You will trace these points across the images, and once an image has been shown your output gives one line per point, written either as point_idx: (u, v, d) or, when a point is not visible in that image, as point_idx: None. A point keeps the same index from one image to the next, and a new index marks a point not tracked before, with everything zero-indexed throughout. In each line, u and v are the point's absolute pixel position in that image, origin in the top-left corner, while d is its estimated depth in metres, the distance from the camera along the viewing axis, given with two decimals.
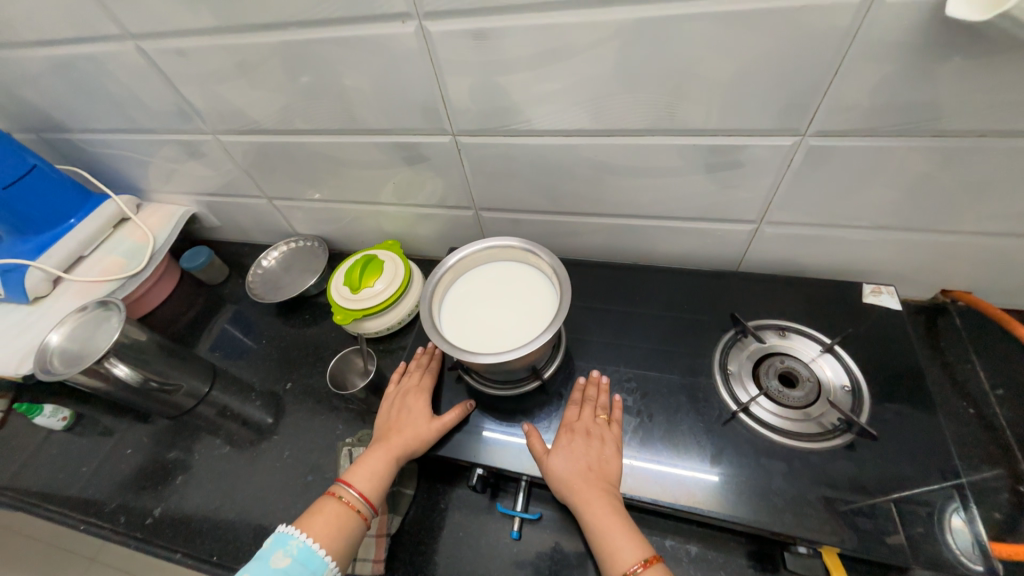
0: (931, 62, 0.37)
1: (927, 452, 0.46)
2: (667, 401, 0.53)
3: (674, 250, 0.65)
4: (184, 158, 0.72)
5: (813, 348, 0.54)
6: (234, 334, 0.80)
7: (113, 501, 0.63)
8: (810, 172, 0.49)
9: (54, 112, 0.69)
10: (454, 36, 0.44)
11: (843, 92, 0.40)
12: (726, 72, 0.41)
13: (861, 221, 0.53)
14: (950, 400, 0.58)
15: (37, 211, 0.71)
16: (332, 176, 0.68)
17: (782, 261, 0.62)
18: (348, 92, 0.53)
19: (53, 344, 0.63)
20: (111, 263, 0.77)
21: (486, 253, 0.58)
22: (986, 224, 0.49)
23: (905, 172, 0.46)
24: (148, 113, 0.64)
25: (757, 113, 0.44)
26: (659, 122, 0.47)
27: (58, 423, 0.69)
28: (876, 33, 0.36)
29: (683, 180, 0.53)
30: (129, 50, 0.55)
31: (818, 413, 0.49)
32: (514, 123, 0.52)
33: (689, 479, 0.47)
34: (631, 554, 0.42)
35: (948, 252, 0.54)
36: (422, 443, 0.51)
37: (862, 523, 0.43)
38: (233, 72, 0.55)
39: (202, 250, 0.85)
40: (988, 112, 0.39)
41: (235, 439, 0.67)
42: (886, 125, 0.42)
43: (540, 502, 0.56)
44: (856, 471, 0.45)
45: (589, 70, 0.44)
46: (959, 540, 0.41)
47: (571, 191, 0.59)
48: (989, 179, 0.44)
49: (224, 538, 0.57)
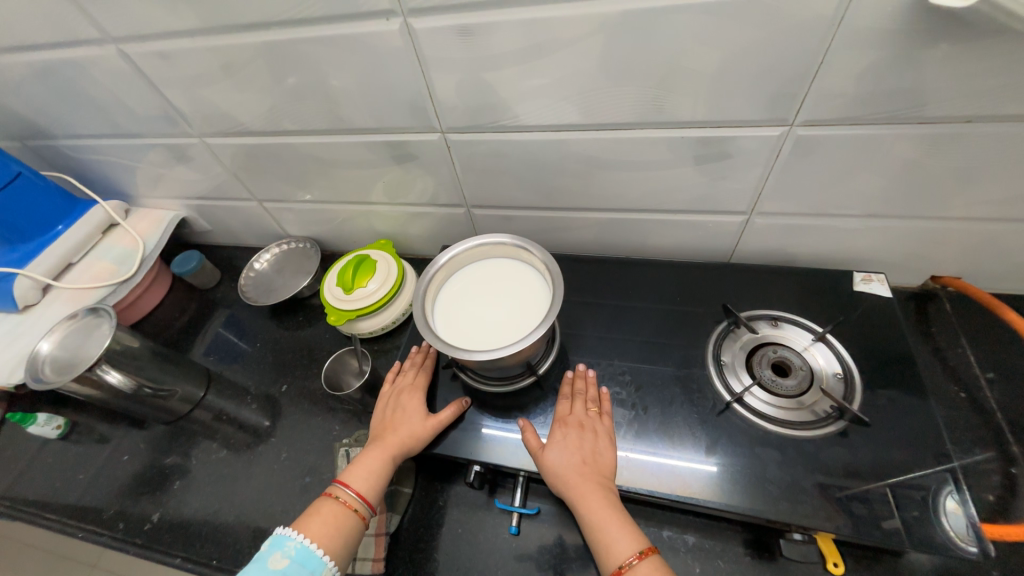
0: (916, 50, 0.37)
1: (919, 437, 0.46)
2: (661, 393, 0.53)
3: (666, 243, 0.65)
4: (172, 162, 0.72)
5: (806, 337, 0.55)
6: (229, 338, 0.79)
7: (111, 507, 0.63)
8: (798, 162, 0.49)
9: (37, 119, 0.68)
10: (440, 33, 0.44)
11: (829, 81, 0.40)
12: (712, 64, 0.41)
13: (851, 210, 0.53)
14: (941, 385, 0.59)
15: (24, 219, 0.70)
16: (321, 176, 0.67)
17: (774, 252, 0.62)
18: (334, 91, 0.53)
19: (43, 353, 0.62)
20: (101, 269, 0.76)
21: (478, 250, 0.58)
22: (973, 210, 0.50)
23: (892, 160, 0.46)
24: (133, 118, 0.64)
25: (744, 104, 0.44)
26: (647, 115, 0.47)
27: (53, 431, 0.69)
28: (860, 21, 0.36)
29: (673, 172, 0.53)
30: (111, 53, 0.54)
31: (811, 401, 0.50)
32: (502, 119, 0.52)
33: (684, 470, 0.47)
34: (627, 546, 0.42)
35: (938, 238, 0.55)
36: (418, 441, 0.51)
37: (857, 509, 0.43)
38: (217, 74, 0.54)
39: (193, 254, 0.84)
40: (973, 99, 0.39)
41: (232, 443, 0.67)
42: (874, 112, 0.42)
43: (538, 497, 0.56)
44: (849, 458, 0.46)
45: (577, 64, 0.44)
46: (955, 522, 0.42)
47: (561, 186, 0.59)
48: (976, 166, 0.45)
49: (223, 542, 0.57)
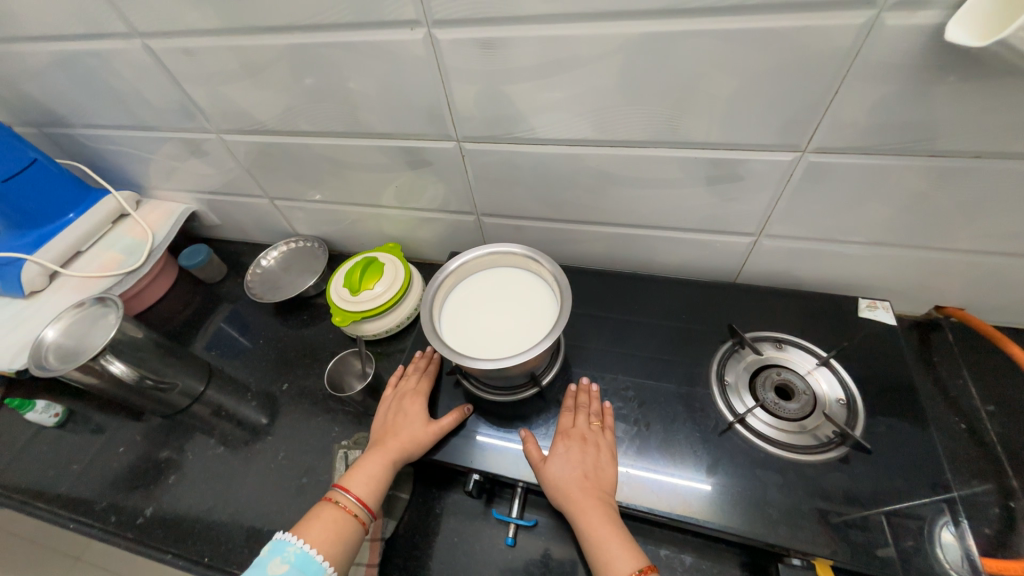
0: (931, 85, 0.37)
1: (920, 467, 0.46)
2: (663, 410, 0.53)
3: (673, 260, 0.65)
4: (186, 156, 0.72)
5: (810, 361, 0.55)
6: (231, 334, 0.79)
7: (104, 499, 0.62)
8: (808, 188, 0.49)
9: (55, 106, 0.69)
10: (462, 45, 0.44)
11: (842, 111, 0.41)
12: (730, 89, 0.42)
13: (858, 236, 0.53)
14: (941, 415, 0.59)
15: (36, 205, 0.70)
16: (334, 177, 0.68)
17: (779, 274, 0.63)
18: (353, 94, 0.53)
19: (48, 340, 0.62)
20: (109, 259, 0.76)
21: (487, 259, 0.59)
22: (979, 243, 0.50)
23: (902, 190, 0.47)
24: (151, 111, 0.65)
25: (759, 128, 0.45)
26: (661, 135, 0.48)
27: (50, 419, 0.69)
28: (876, 54, 0.37)
29: (684, 192, 0.54)
30: (135, 47, 0.55)
31: (814, 425, 0.50)
32: (517, 131, 0.52)
33: (684, 489, 0.47)
34: (627, 563, 0.41)
35: (942, 269, 0.55)
36: (419, 447, 0.51)
37: (856, 537, 0.43)
38: (238, 73, 0.55)
39: (200, 248, 0.85)
40: (984, 135, 0.40)
41: (230, 440, 0.66)
42: (886, 143, 0.43)
43: (535, 509, 0.56)
44: (850, 484, 0.46)
45: (594, 82, 0.45)
46: (950, 553, 0.41)
47: (572, 199, 0.60)
48: (984, 200, 0.45)
49: (216, 539, 0.57)
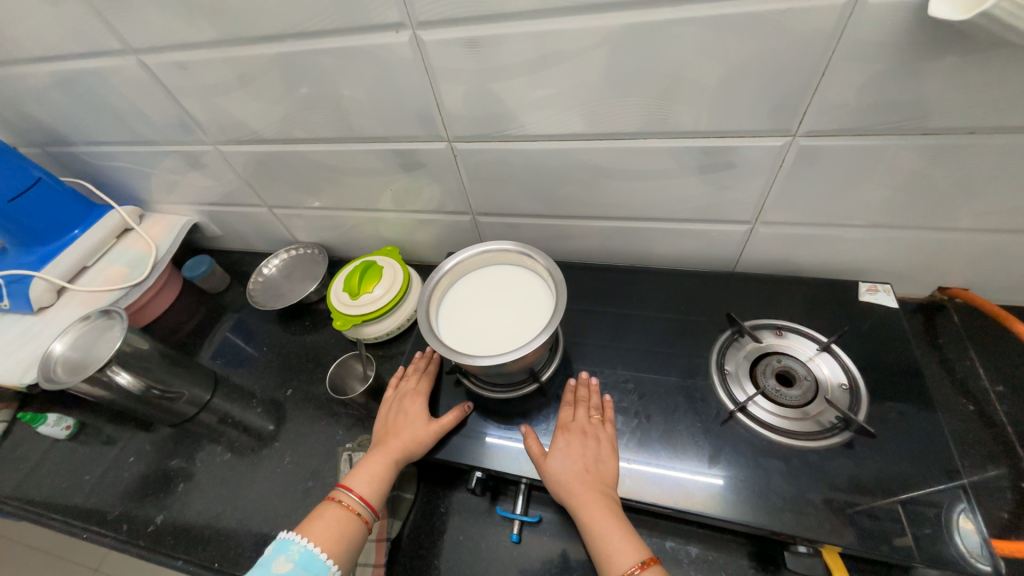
0: (919, 63, 0.37)
1: (927, 451, 0.46)
2: (664, 401, 0.53)
3: (670, 252, 0.65)
4: (186, 169, 0.74)
5: (811, 347, 0.54)
6: (236, 343, 0.80)
7: (115, 509, 0.63)
8: (801, 172, 0.49)
9: (58, 126, 0.70)
10: (448, 45, 0.45)
11: (831, 93, 0.41)
12: (715, 76, 0.42)
13: (855, 220, 0.53)
14: (950, 398, 0.58)
15: (42, 224, 0.72)
16: (331, 183, 0.69)
17: (778, 261, 0.62)
18: (345, 101, 0.54)
19: (55, 353, 0.63)
20: (115, 272, 0.78)
21: (482, 257, 0.59)
22: (980, 220, 0.49)
23: (897, 171, 0.46)
24: (150, 126, 0.66)
25: (748, 115, 0.45)
26: (651, 125, 0.48)
27: (62, 432, 0.70)
28: (861, 34, 0.36)
29: (677, 182, 0.54)
30: (130, 63, 0.56)
31: (816, 412, 0.49)
32: (508, 128, 0.52)
33: (686, 480, 0.47)
34: (629, 556, 0.41)
35: (943, 249, 0.54)
36: (421, 446, 0.52)
37: (864, 523, 0.42)
38: (232, 84, 0.56)
39: (203, 259, 0.86)
40: (977, 111, 0.39)
41: (237, 447, 0.67)
42: (876, 123, 0.42)
43: (539, 506, 0.56)
44: (855, 470, 0.45)
45: (582, 76, 0.45)
46: (968, 540, 0.40)
47: (566, 195, 0.60)
48: (982, 176, 0.44)
49: (226, 545, 0.58)
